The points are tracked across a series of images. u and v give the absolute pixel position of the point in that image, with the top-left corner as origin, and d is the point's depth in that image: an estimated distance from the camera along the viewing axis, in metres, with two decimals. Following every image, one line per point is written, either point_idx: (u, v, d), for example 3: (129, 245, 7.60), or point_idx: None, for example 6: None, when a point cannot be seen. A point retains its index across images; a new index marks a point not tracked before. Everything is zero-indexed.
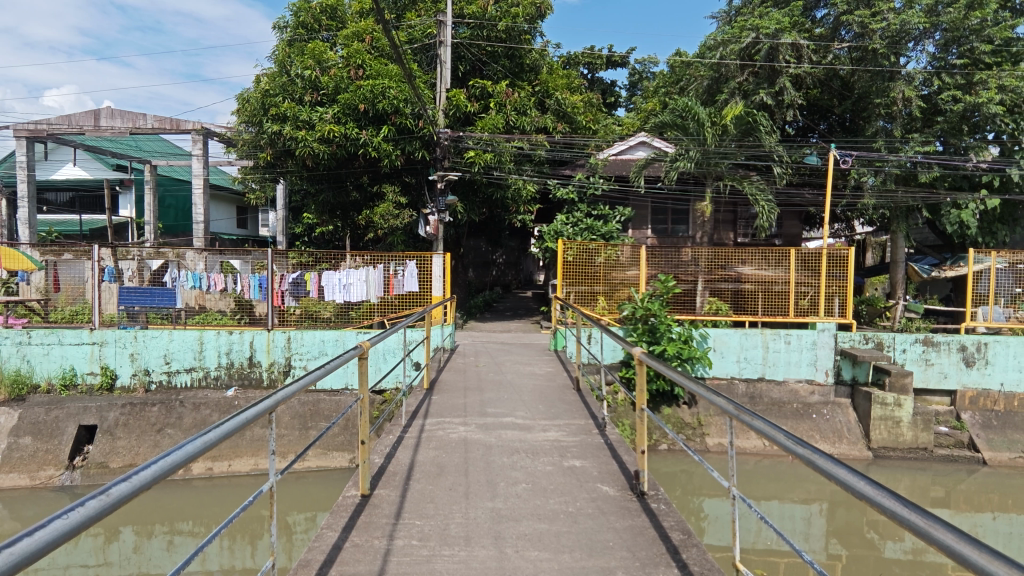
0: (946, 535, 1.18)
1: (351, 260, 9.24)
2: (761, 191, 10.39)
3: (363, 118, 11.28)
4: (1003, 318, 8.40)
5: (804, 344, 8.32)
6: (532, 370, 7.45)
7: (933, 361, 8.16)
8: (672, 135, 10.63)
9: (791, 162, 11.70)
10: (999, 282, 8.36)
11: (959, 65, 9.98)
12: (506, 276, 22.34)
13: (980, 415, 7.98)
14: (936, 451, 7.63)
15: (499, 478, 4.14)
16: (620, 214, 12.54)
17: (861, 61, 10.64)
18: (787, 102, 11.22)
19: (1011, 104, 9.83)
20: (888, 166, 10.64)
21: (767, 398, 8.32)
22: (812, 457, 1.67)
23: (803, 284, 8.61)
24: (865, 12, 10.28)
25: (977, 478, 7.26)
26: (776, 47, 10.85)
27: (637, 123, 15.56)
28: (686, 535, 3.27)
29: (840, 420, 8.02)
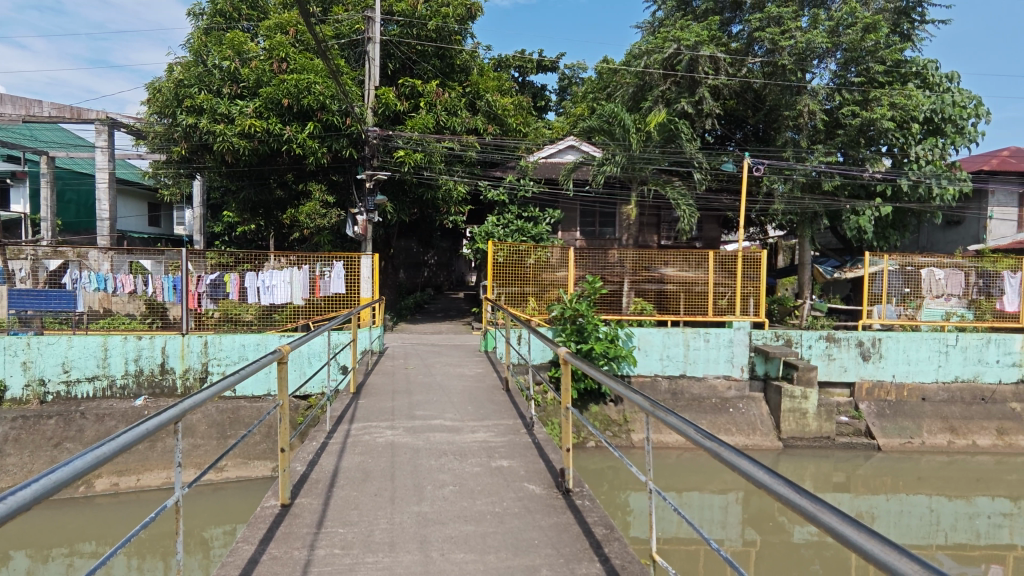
0: (832, 518, 1.28)
1: (275, 260, 8.82)
2: (683, 196, 10.84)
3: (286, 113, 10.85)
4: (895, 315, 9.15)
5: (721, 342, 8.73)
6: (462, 372, 7.43)
7: (835, 356, 8.80)
8: (600, 139, 10.88)
9: (709, 168, 12.29)
10: (891, 283, 9.11)
11: (857, 82, 10.86)
12: (438, 278, 22.21)
13: (875, 405, 8.68)
14: (838, 439, 8.24)
15: (426, 481, 4.09)
16: (550, 216, 12.81)
17: (772, 76, 11.35)
18: (706, 112, 11.80)
19: (900, 120, 10.76)
20: (796, 174, 11.39)
21: (688, 393, 8.70)
22: (718, 450, 1.76)
23: (721, 284, 9.04)
24: (775, 30, 10.95)
25: (873, 462, 7.91)
26: (695, 59, 11.41)
27: (567, 128, 15.87)
28: (609, 529, 3.36)
29: (754, 413, 8.51)
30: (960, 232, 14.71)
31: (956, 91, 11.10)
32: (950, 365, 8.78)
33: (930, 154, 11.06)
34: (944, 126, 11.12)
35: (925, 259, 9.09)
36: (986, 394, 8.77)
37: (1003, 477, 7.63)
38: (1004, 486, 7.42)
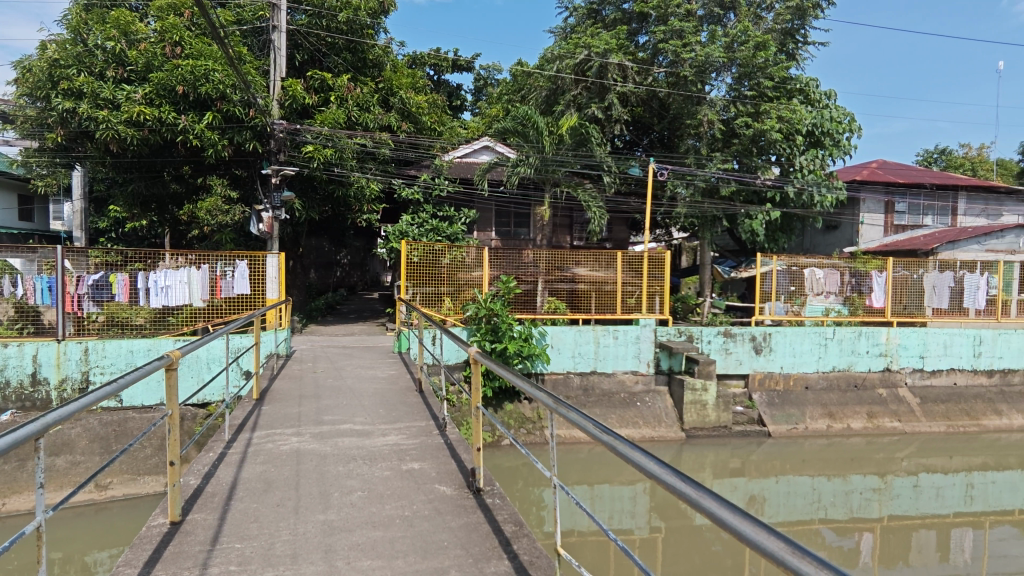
0: (712, 503, 1.37)
1: (171, 259, 8.16)
2: (593, 198, 11.21)
3: (181, 102, 10.12)
4: (783, 312, 9.96)
5: (629, 338, 9.14)
6: (374, 374, 7.24)
7: (731, 350, 9.43)
8: (514, 141, 11.02)
9: (618, 172, 12.80)
10: (779, 282, 9.92)
11: (749, 96, 11.69)
12: (350, 278, 21.57)
13: (766, 394, 9.38)
14: (734, 428, 8.83)
15: (333, 488, 3.95)
16: (465, 216, 12.79)
17: (675, 86, 12.01)
18: (615, 117, 12.28)
19: (786, 132, 11.67)
20: (697, 180, 12.10)
21: (598, 389, 9.00)
22: (614, 443, 1.82)
23: (629, 284, 9.40)
24: (677, 42, 11.51)
25: (764, 448, 8.55)
26: (605, 66, 11.84)
27: (482, 128, 15.90)
28: (518, 526, 3.41)
29: (659, 406, 8.95)
30: (837, 236, 16.25)
31: (833, 108, 12.20)
32: (829, 356, 9.65)
33: (812, 164, 12.01)
34: (824, 139, 12.07)
35: (809, 260, 9.95)
36: (859, 381, 9.72)
37: (872, 456, 8.52)
38: (872, 463, 8.29)
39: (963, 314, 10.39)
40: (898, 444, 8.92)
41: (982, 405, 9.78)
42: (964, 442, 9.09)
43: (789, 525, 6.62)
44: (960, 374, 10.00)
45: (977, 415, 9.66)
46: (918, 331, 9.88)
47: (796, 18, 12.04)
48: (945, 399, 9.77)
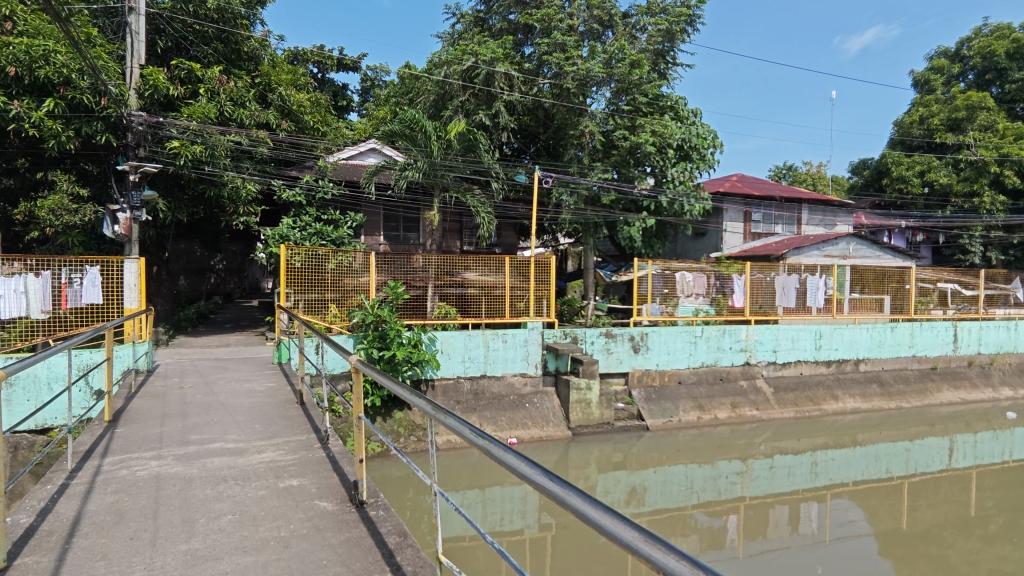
0: (575, 499, 1.39)
1: (4, 264, 7.15)
2: (482, 204, 11.33)
3: (13, 85, 8.82)
4: (659, 312, 10.70)
5: (517, 342, 9.33)
6: (250, 388, 6.76)
7: (613, 350, 9.91)
8: (402, 144, 10.88)
9: (506, 179, 13.11)
10: (654, 285, 10.64)
11: (627, 110, 12.43)
12: (226, 284, 20.14)
13: (644, 390, 9.99)
14: (616, 424, 9.31)
15: (199, 513, 3.63)
16: (351, 219, 12.34)
17: (559, 96, 12.42)
18: (502, 125, 12.59)
19: (659, 146, 12.52)
20: (580, 188, 12.68)
21: (488, 392, 9.09)
22: (488, 446, 1.80)
23: (517, 288, 9.60)
24: (560, 55, 11.97)
25: (643, 442, 9.08)
26: (491, 73, 12.04)
27: (369, 129, 15.45)
28: (402, 537, 3.34)
29: (547, 406, 9.21)
30: (704, 242, 17.72)
31: (699, 125, 13.22)
32: (698, 353, 10.48)
33: (682, 175, 12.95)
34: (692, 153, 13.07)
35: (680, 264, 10.77)
36: (723, 375, 10.65)
37: (735, 442, 9.37)
38: (735, 449, 9.12)
39: (807, 312, 11.74)
40: (756, 430, 9.88)
41: (823, 391, 11.11)
42: (808, 425, 10.28)
43: (666, 512, 7.07)
44: (805, 365, 11.29)
45: (819, 400, 10.96)
46: (771, 328, 11.02)
47: (666, 41, 12.93)
48: (794, 387, 10.99)
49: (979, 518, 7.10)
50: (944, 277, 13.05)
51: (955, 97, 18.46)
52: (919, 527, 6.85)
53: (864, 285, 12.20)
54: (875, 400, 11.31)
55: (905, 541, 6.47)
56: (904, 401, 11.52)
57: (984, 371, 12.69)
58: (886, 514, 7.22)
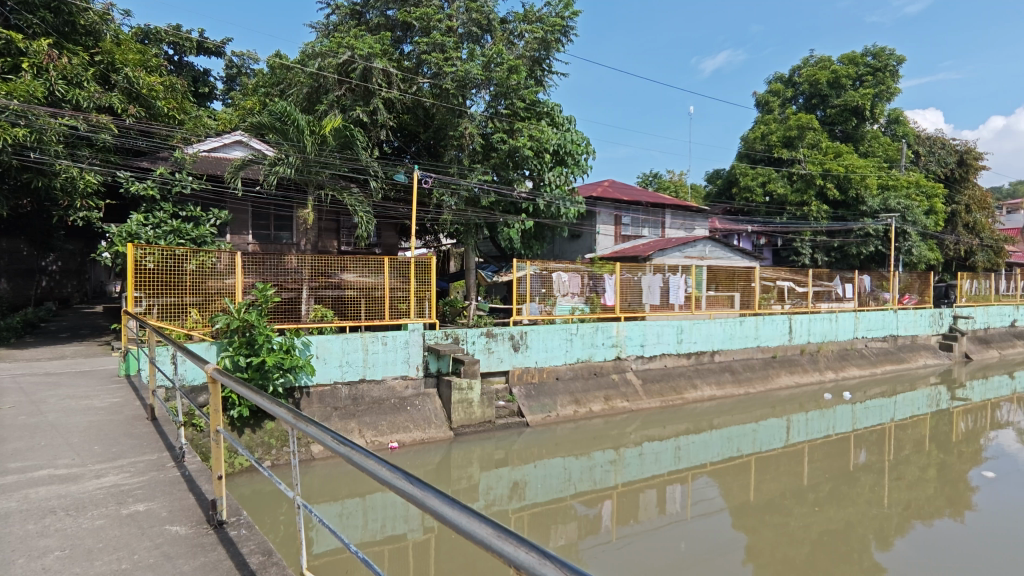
0: (434, 501, 1.38)
1: None
2: (360, 203, 11.12)
3: None
4: (538, 311, 11.05)
5: (398, 344, 9.14)
6: (90, 404, 5.99)
7: (494, 349, 10.05)
8: (272, 138, 10.23)
9: (384, 178, 12.84)
10: (532, 285, 10.97)
11: (505, 113, 12.68)
12: (63, 288, 17.72)
13: (524, 387, 10.27)
14: (497, 422, 9.48)
15: (17, 553, 3.15)
16: (214, 217, 11.29)
17: (439, 97, 12.38)
18: (381, 122, 12.33)
19: (537, 150, 12.82)
20: (460, 189, 12.72)
21: (368, 397, 8.82)
22: (349, 452, 1.72)
23: (397, 288, 9.43)
24: (439, 56, 11.96)
25: (524, 437, 9.33)
26: (369, 69, 11.74)
27: (234, 120, 14.35)
28: (267, 556, 3.16)
29: (429, 408, 9.14)
30: (580, 244, 18.68)
31: (573, 132, 13.76)
32: (574, 349, 10.95)
33: (558, 179, 13.32)
34: (567, 158, 13.46)
35: (557, 265, 11.22)
36: (597, 369, 11.23)
37: (608, 433, 9.95)
38: (609, 440, 9.68)
39: (670, 308, 12.74)
40: (627, 420, 10.56)
41: (684, 381, 12.13)
42: (672, 413, 11.17)
43: (547, 503, 7.33)
44: (669, 357, 12.24)
45: (681, 390, 11.95)
46: (639, 324, 11.80)
47: (542, 49, 13.35)
48: (659, 378, 11.88)
49: (810, 486, 8.14)
50: (782, 275, 14.77)
51: (789, 118, 21.06)
52: (764, 498, 7.71)
53: (717, 283, 13.49)
54: (728, 387, 12.56)
55: (754, 512, 7.24)
56: (751, 386, 12.91)
57: (812, 357, 14.58)
58: (738, 489, 8.04)
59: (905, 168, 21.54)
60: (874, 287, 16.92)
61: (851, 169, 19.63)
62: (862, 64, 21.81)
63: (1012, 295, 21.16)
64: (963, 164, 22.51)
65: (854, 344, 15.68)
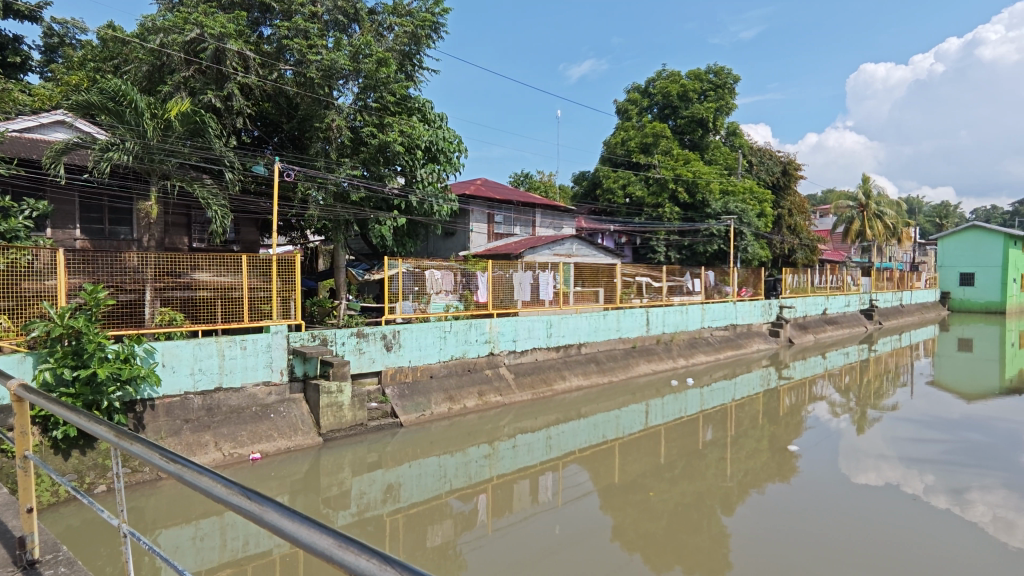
0: (274, 515, 1.31)
1: None
2: (213, 196, 10.16)
3: None
4: (411, 309, 10.93)
5: (259, 347, 8.54)
6: None
7: (365, 350, 9.75)
8: (104, 120, 9.04)
9: (241, 169, 11.90)
10: (404, 283, 10.79)
11: (374, 107, 12.34)
12: None
13: (397, 387, 10.08)
14: (369, 424, 9.23)
15: None
16: (30, 208, 9.73)
17: (302, 85, 11.78)
18: (236, 109, 11.43)
19: (408, 146, 12.61)
20: (327, 184, 12.09)
21: (225, 406, 8.15)
22: (180, 471, 1.58)
23: (258, 289, 8.79)
24: (302, 42, 11.33)
25: (398, 438, 9.18)
26: (222, 50, 10.81)
27: (55, 97, 12.48)
28: None
29: (295, 414, 8.65)
30: (454, 242, 18.79)
31: (445, 129, 13.79)
32: (447, 346, 10.97)
33: (430, 177, 13.33)
34: (439, 156, 13.57)
35: (430, 262, 11.15)
36: (471, 365, 11.37)
37: (482, 428, 10.11)
38: (483, 434, 9.85)
39: (540, 304, 13.22)
40: (501, 414, 10.81)
41: (554, 373, 12.65)
42: (543, 405, 11.62)
43: (423, 502, 7.30)
44: (539, 351, 12.70)
45: (551, 381, 12.46)
46: (511, 319, 12.10)
47: (412, 43, 13.18)
48: (531, 371, 12.29)
49: (666, 464, 8.90)
50: (640, 272, 15.96)
51: (645, 126, 22.83)
52: (627, 479, 8.29)
53: (583, 279, 14.25)
54: (593, 376, 13.31)
55: (618, 492, 7.75)
56: (614, 375, 13.80)
57: (667, 346, 15.92)
58: (604, 472, 8.57)
59: (741, 175, 24.21)
60: (718, 281, 18.88)
61: (698, 175, 21.65)
62: (706, 80, 24.16)
63: (825, 287, 24.66)
64: (786, 173, 25.81)
65: (702, 333, 17.37)
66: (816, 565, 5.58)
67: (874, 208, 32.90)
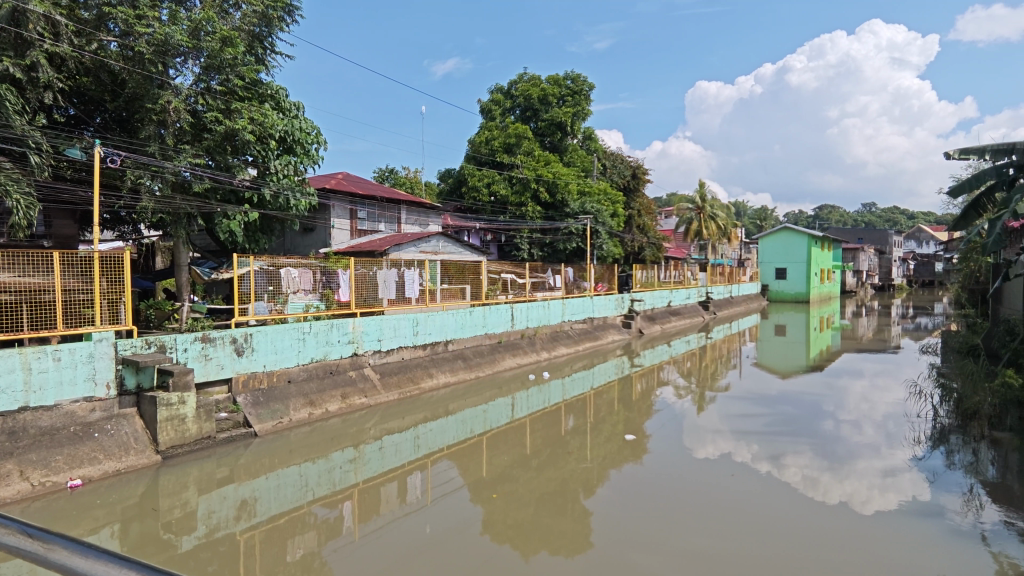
0: (67, 554, 1.33)
1: None
2: (15, 182, 8.71)
3: None
4: (266, 310, 10.26)
5: (78, 358, 7.45)
6: None
7: (211, 356, 8.90)
8: None
9: (51, 152, 10.17)
10: (257, 282, 10.09)
11: (220, 91, 11.28)
12: None
13: (251, 395, 9.35)
14: (218, 436, 8.47)
15: None
16: None
17: (130, 60, 10.40)
18: (44, 82, 9.81)
19: (259, 135, 11.77)
20: (164, 173, 10.84)
21: (34, 428, 6.97)
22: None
23: (76, 291, 7.64)
24: (128, 11, 10.09)
25: (252, 449, 8.54)
26: (22, 11, 9.23)
27: None
28: None
29: (126, 431, 7.65)
30: (313, 238, 17.98)
31: (302, 119, 13.03)
32: (307, 349, 10.39)
33: (286, 169, 12.47)
34: (295, 147, 12.75)
35: (287, 260, 10.65)
36: (333, 367, 10.88)
37: (347, 432, 9.75)
38: (347, 438, 9.49)
39: (406, 302, 13.04)
40: (366, 416, 10.49)
41: (421, 371, 12.54)
42: (411, 404, 11.49)
43: (282, 515, 6.85)
44: (405, 350, 12.52)
45: (418, 380, 12.33)
46: (376, 318, 11.78)
47: (262, 25, 12.27)
48: (397, 371, 12.07)
49: (532, 454, 9.24)
50: (505, 268, 16.38)
51: (508, 126, 23.42)
52: (495, 471, 8.46)
53: (450, 276, 14.33)
54: (460, 373, 13.42)
55: (487, 485, 7.89)
56: (480, 370, 14.01)
57: (531, 340, 16.49)
58: (473, 466, 8.67)
59: (597, 177, 25.79)
60: (576, 278, 19.92)
61: (558, 176, 22.67)
62: (564, 85, 25.36)
63: (669, 282, 27.16)
64: (636, 177, 27.92)
65: (563, 327, 18.27)
66: (667, 535, 6.12)
67: (709, 210, 36.88)
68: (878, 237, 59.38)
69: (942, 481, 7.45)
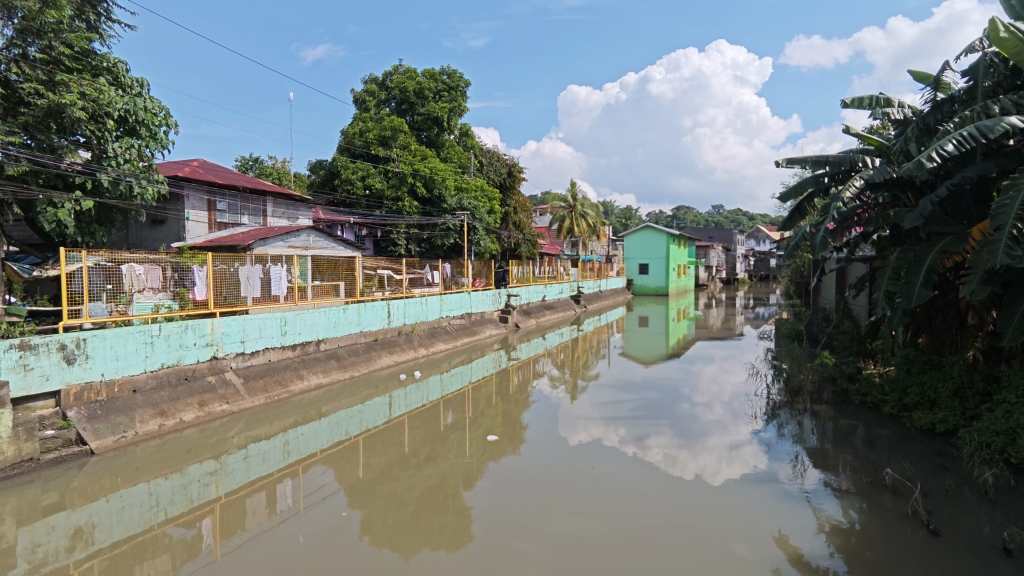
0: None
1: None
2: None
3: None
4: (105, 313, 9.10)
5: None
6: None
7: (32, 366, 7.68)
8: None
9: None
10: (91, 280, 8.84)
11: (40, 59, 9.78)
12: None
13: (85, 409, 8.23)
14: (44, 457, 7.34)
15: None
16: None
17: None
18: None
19: (93, 112, 10.37)
20: None
21: None
22: None
23: None
24: None
25: (88, 470, 7.52)
26: None
27: None
28: None
29: None
30: (163, 231, 16.27)
31: (147, 98, 11.67)
32: (155, 354, 9.36)
33: (127, 153, 11.09)
34: (139, 128, 11.39)
35: (130, 255, 9.43)
36: (188, 373, 9.91)
37: (205, 442, 8.96)
38: (206, 450, 8.71)
39: (272, 301, 12.24)
40: (227, 424, 9.69)
41: (290, 373, 11.83)
42: (279, 408, 10.82)
43: (127, 541, 6.12)
44: (272, 351, 11.75)
45: (287, 382, 11.62)
46: (237, 318, 10.91)
47: None
48: (262, 374, 11.28)
49: (411, 452, 9.13)
50: (381, 264, 15.98)
51: (383, 119, 22.86)
52: (372, 472, 8.24)
53: (321, 273, 13.68)
54: (333, 373, 12.86)
55: (363, 487, 7.65)
56: (355, 369, 13.54)
57: (408, 337, 16.24)
58: (349, 469, 8.36)
59: (473, 173, 26.02)
60: (454, 274, 19.96)
61: (435, 172, 22.24)
62: (440, 81, 25.25)
63: (542, 277, 28.23)
64: (511, 175, 28.53)
65: (441, 322, 18.23)
66: (543, 522, 6.34)
67: (579, 209, 38.76)
68: (725, 237, 65.87)
69: (775, 450, 8.50)
